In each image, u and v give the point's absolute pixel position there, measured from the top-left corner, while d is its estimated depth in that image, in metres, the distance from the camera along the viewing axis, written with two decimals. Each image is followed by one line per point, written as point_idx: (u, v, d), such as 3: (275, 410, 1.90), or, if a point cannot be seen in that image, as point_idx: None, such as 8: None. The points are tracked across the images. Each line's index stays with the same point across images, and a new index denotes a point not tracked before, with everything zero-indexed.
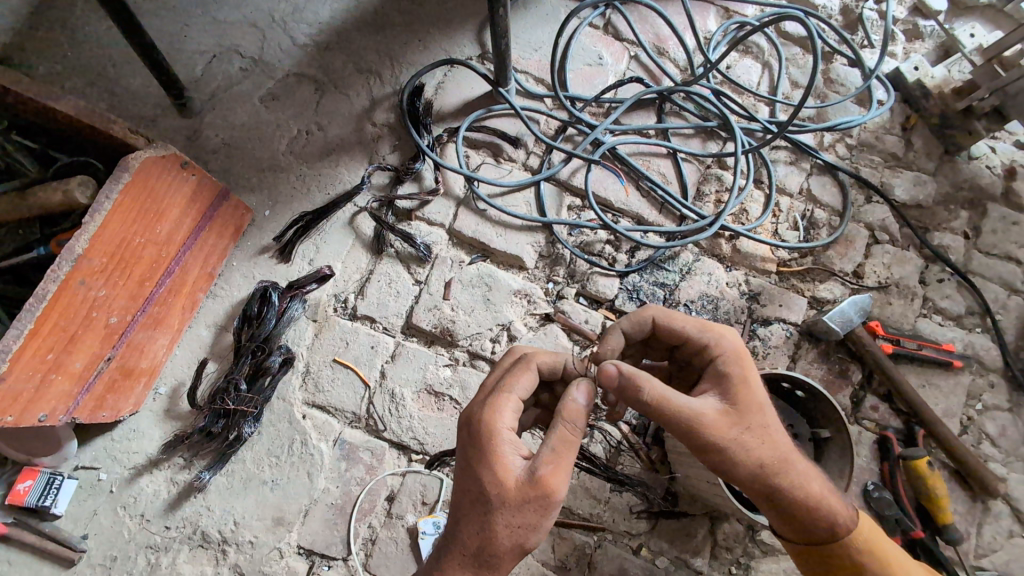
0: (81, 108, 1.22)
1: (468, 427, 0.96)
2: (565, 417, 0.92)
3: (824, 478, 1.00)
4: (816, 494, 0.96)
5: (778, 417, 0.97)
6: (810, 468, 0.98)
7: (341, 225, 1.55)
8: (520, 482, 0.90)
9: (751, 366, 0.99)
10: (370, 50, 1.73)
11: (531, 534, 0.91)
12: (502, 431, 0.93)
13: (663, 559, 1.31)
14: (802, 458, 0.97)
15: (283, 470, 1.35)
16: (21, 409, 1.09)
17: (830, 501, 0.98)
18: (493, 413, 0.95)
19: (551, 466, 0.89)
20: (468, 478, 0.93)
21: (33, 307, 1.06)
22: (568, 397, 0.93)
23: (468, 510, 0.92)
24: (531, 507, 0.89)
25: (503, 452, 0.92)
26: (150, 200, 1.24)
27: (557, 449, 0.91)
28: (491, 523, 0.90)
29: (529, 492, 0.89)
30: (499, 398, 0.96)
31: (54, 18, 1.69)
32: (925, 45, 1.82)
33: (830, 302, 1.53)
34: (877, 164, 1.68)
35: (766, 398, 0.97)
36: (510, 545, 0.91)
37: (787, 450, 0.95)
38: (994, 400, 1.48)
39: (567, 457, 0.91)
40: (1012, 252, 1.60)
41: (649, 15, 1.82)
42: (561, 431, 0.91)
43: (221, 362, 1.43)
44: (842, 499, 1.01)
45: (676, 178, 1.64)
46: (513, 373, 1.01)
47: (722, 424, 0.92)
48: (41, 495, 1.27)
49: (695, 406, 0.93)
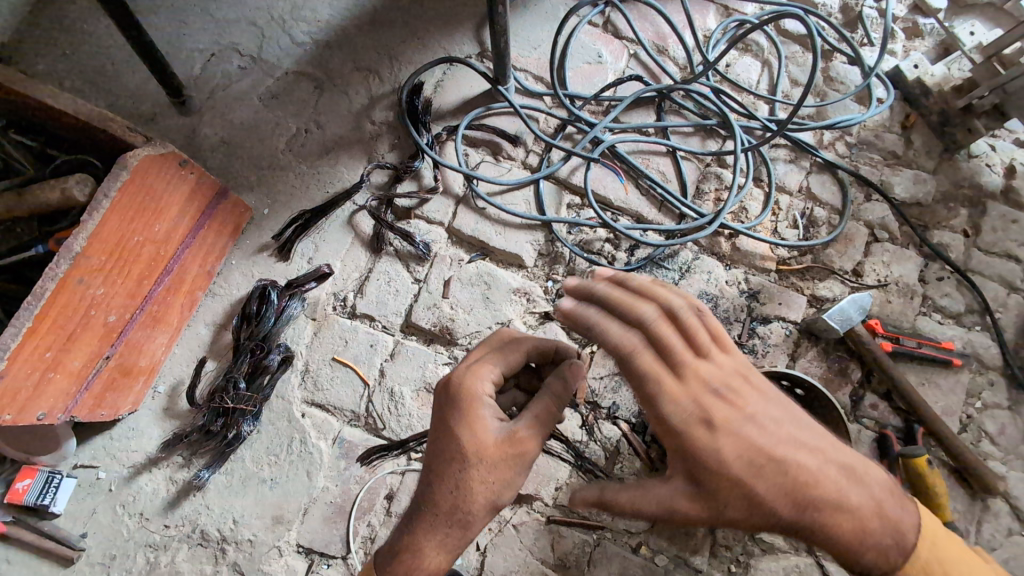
0: (80, 107, 1.23)
1: (445, 391, 0.95)
2: (552, 388, 0.95)
3: (866, 510, 0.80)
4: (846, 543, 0.80)
5: (779, 485, 0.78)
6: (840, 514, 0.79)
7: (341, 222, 1.55)
8: (499, 443, 0.90)
9: (716, 429, 0.80)
10: (369, 48, 1.73)
11: (505, 492, 0.91)
12: (483, 396, 0.94)
13: (663, 557, 1.31)
14: (824, 512, 0.78)
15: (282, 468, 1.35)
16: (19, 408, 1.09)
17: (868, 548, 0.80)
18: (476, 378, 0.94)
19: (532, 427, 0.92)
20: (442, 439, 0.91)
21: (30, 305, 1.07)
22: (559, 373, 0.96)
23: (441, 469, 0.90)
24: (508, 465, 0.90)
25: (483, 414, 0.92)
26: (148, 198, 1.24)
27: (540, 415, 0.93)
28: (466, 480, 0.89)
29: (507, 450, 0.90)
30: (481, 365, 0.97)
31: (52, 15, 1.68)
32: (925, 42, 1.82)
33: (829, 300, 1.53)
34: (876, 163, 1.68)
35: (739, 466, 0.78)
36: (483, 503, 0.90)
37: (793, 514, 0.78)
38: (994, 398, 1.48)
39: (548, 422, 0.94)
40: (1013, 250, 1.60)
41: (649, 13, 1.81)
42: (546, 400, 0.94)
43: (220, 360, 1.43)
44: (891, 534, 0.81)
45: (676, 176, 1.63)
46: (498, 350, 1.00)
47: (696, 508, 0.80)
48: (41, 493, 1.27)
49: (660, 499, 0.81)
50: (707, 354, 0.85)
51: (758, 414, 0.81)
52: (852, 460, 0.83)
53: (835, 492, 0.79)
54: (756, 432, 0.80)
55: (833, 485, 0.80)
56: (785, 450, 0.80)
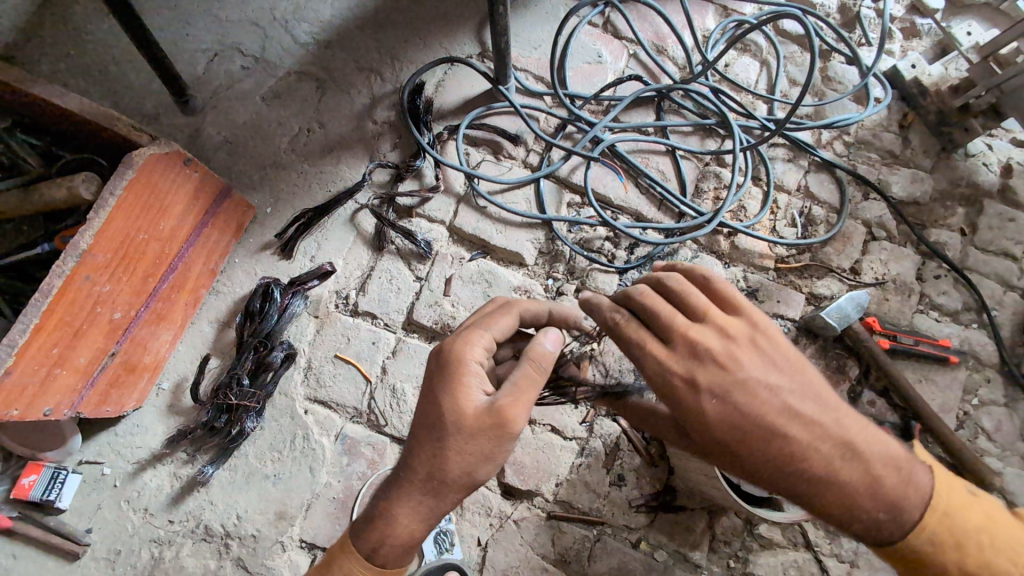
0: (86, 107, 1.24)
1: (436, 358, 0.95)
2: (531, 357, 0.93)
3: (855, 477, 0.83)
4: (830, 506, 0.84)
5: (762, 449, 0.84)
6: (823, 480, 0.83)
7: (343, 221, 1.56)
8: (478, 412, 0.89)
9: (698, 398, 0.85)
10: (370, 48, 1.75)
11: (482, 464, 0.90)
12: (470, 362, 0.93)
13: (662, 552, 1.33)
14: (804, 476, 0.83)
15: (285, 465, 1.36)
16: (27, 403, 1.11)
17: (859, 510, 0.83)
18: (464, 345, 0.94)
19: (511, 397, 0.89)
20: (426, 406, 0.92)
21: (37, 301, 1.08)
22: (536, 342, 0.95)
23: (421, 436, 0.90)
24: (487, 435, 0.89)
25: (466, 382, 0.91)
26: (153, 196, 1.25)
27: (519, 385, 0.91)
28: (443, 448, 0.88)
29: (486, 420, 0.88)
30: (473, 333, 0.97)
31: (55, 16, 1.70)
32: (922, 42, 1.83)
33: (827, 298, 1.55)
34: (874, 162, 1.70)
35: (722, 433, 0.85)
36: (459, 473, 0.89)
37: (770, 475, 0.85)
38: (990, 395, 1.49)
39: (530, 392, 0.91)
40: (1010, 249, 1.61)
41: (648, 14, 1.83)
42: (526, 370, 0.92)
43: (223, 357, 1.44)
44: (884, 499, 0.83)
45: (675, 175, 1.65)
46: (493, 318, 1.01)
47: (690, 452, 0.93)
48: (46, 489, 1.29)
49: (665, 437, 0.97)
50: (715, 317, 0.90)
51: (757, 383, 0.85)
52: (856, 437, 0.84)
53: (822, 463, 0.83)
54: (752, 402, 0.84)
55: (822, 458, 0.83)
56: (780, 420, 0.84)
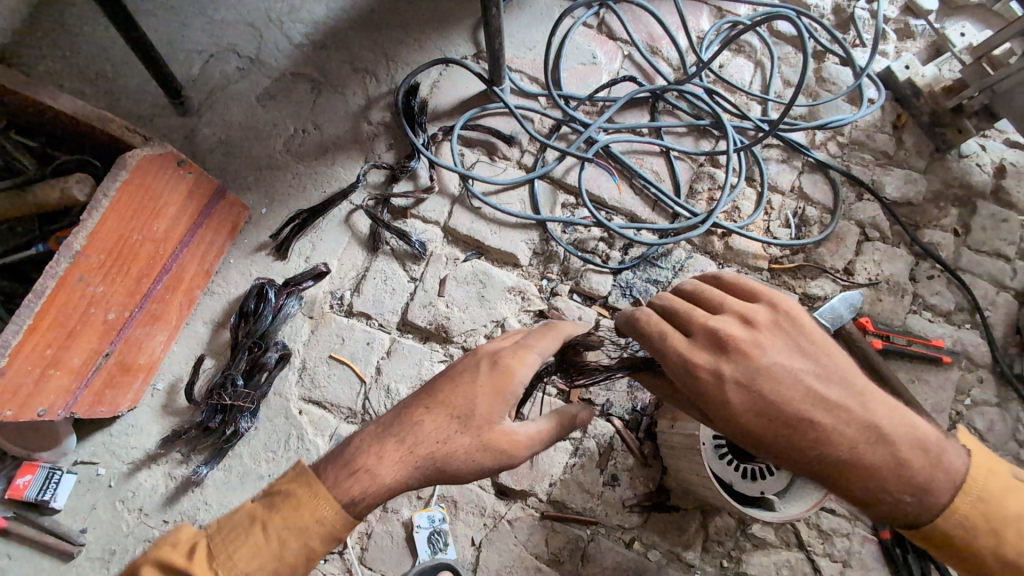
0: (79, 108, 1.24)
1: (491, 357, 0.95)
2: (562, 420, 0.99)
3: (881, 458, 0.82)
4: (857, 489, 0.84)
5: (787, 436, 0.84)
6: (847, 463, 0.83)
7: (338, 222, 1.57)
8: (503, 435, 0.91)
9: (721, 386, 0.87)
10: (365, 49, 1.75)
11: (471, 474, 0.92)
12: (522, 381, 0.93)
13: (655, 552, 1.33)
14: (830, 459, 0.83)
15: (279, 464, 1.37)
16: (20, 403, 1.11)
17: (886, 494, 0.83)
18: (524, 363, 0.94)
19: (531, 442, 0.93)
20: (462, 394, 0.92)
21: (31, 302, 1.09)
22: (574, 408, 1.01)
23: (443, 418, 0.90)
24: (494, 456, 0.91)
25: (509, 400, 0.92)
26: (147, 197, 1.26)
27: (542, 436, 0.95)
28: (456, 442, 0.89)
29: (503, 447, 0.91)
30: (534, 352, 0.96)
31: (51, 17, 1.70)
32: (916, 43, 1.83)
33: (821, 298, 1.55)
34: (867, 163, 1.70)
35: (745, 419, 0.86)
36: (451, 469, 0.90)
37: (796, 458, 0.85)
38: (982, 395, 1.50)
39: (542, 445, 0.96)
40: (1002, 249, 1.62)
41: (642, 15, 1.83)
42: (552, 428, 0.97)
43: (218, 358, 1.44)
44: (909, 478, 0.82)
45: (669, 176, 1.66)
46: (553, 342, 1.00)
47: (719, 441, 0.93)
48: (41, 489, 1.29)
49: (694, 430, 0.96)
50: (732, 305, 0.94)
51: (777, 368, 0.86)
52: (879, 418, 0.84)
53: (845, 446, 0.83)
54: (775, 388, 0.85)
55: (846, 441, 0.83)
56: (805, 406, 0.84)
